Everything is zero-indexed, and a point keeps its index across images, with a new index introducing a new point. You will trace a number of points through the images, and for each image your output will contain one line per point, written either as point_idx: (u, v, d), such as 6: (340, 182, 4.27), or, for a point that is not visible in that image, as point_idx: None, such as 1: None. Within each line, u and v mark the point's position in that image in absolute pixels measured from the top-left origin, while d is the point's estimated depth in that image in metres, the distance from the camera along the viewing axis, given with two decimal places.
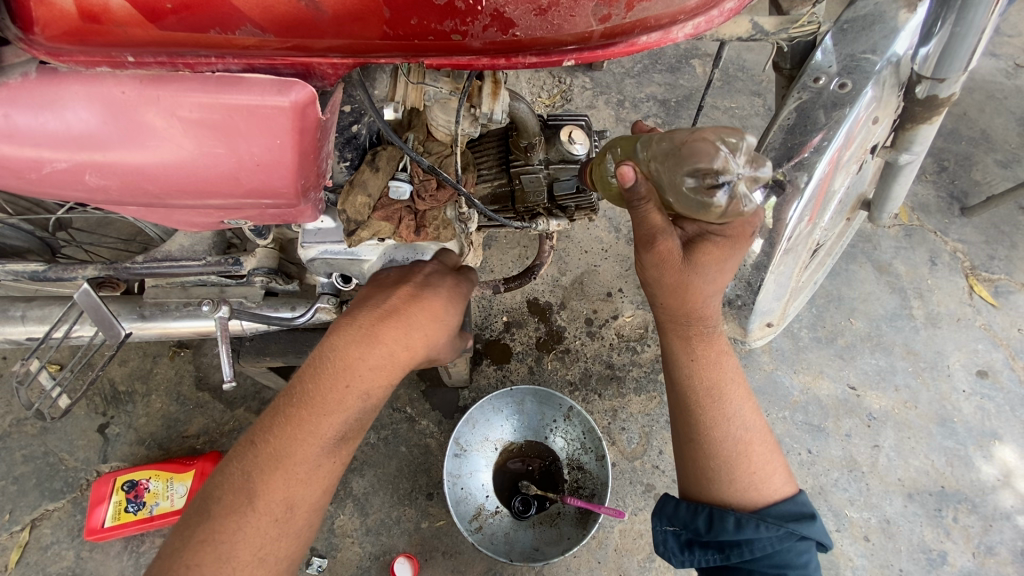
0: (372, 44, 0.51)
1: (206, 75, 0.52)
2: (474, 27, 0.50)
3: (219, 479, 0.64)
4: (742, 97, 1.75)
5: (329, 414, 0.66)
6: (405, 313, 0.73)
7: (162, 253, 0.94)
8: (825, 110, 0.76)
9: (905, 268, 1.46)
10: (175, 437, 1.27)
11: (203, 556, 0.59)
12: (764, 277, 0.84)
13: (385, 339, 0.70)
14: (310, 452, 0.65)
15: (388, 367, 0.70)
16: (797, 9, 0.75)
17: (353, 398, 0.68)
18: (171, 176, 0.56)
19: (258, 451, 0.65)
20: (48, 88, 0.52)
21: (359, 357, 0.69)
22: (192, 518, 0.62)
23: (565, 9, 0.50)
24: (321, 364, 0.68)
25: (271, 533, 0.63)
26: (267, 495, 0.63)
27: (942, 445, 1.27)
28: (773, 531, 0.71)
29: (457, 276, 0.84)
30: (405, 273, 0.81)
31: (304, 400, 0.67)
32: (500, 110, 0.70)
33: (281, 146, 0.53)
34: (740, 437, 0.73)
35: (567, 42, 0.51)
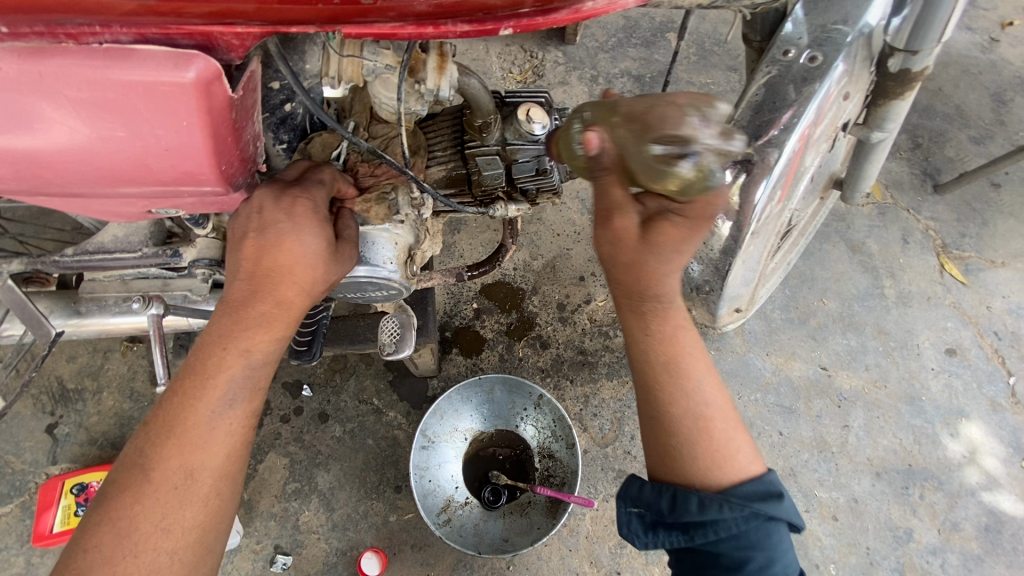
0: (279, 9, 0.44)
1: (92, 46, 0.45)
2: None
3: (121, 458, 0.60)
4: (717, 72, 1.70)
5: (210, 380, 0.60)
6: (265, 270, 0.61)
7: (95, 244, 0.87)
8: (795, 85, 0.72)
9: (877, 247, 1.45)
10: (129, 436, 1.22)
11: (104, 535, 0.56)
12: (733, 263, 0.82)
13: (259, 297, 0.61)
14: (199, 419, 0.59)
15: (267, 322, 0.62)
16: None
17: (233, 359, 0.60)
18: (70, 163, 0.51)
19: (150, 427, 0.60)
20: None
21: (235, 320, 0.61)
22: (95, 499, 0.58)
23: None
24: (199, 333, 0.62)
25: (172, 502, 0.57)
26: (159, 465, 0.58)
27: (910, 423, 1.28)
28: (738, 514, 0.66)
29: (306, 191, 0.64)
30: (235, 220, 0.62)
31: (186, 372, 0.61)
32: (447, 86, 0.64)
33: (189, 129, 0.47)
34: (701, 413, 0.70)
35: (499, 8, 0.44)
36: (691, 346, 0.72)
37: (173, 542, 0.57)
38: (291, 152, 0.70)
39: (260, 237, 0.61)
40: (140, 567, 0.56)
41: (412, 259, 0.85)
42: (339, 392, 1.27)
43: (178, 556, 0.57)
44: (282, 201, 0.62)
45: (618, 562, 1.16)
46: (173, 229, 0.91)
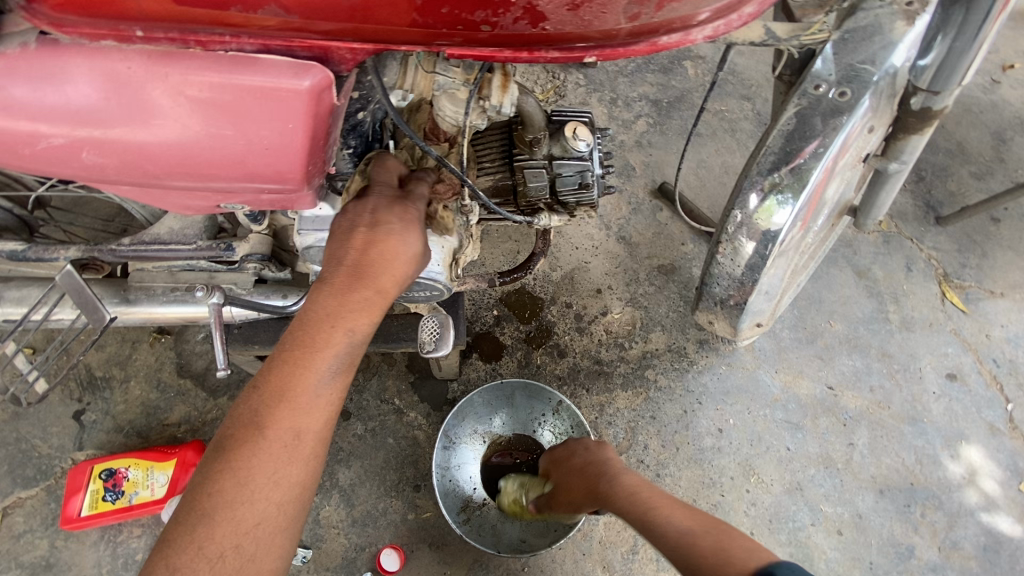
0: (398, 31, 0.48)
1: (219, 54, 0.50)
2: (504, 19, 0.48)
3: (229, 417, 0.63)
4: (731, 100, 1.78)
5: (320, 350, 0.65)
6: (371, 260, 0.69)
7: (151, 235, 0.91)
8: (823, 117, 0.78)
9: (882, 273, 1.52)
10: (155, 425, 1.24)
11: (225, 482, 0.59)
12: (758, 278, 0.88)
13: (364, 282, 0.68)
14: (309, 386, 0.64)
15: (369, 304, 0.69)
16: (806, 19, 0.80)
17: (340, 335, 0.67)
18: (172, 156, 0.55)
19: (261, 390, 0.63)
20: (48, 59, 0.51)
21: (343, 299, 0.67)
22: (209, 451, 0.61)
23: (597, 6, 0.47)
24: (309, 307, 0.67)
25: (284, 458, 0.61)
26: (276, 422, 0.62)
27: (912, 443, 1.33)
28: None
29: (405, 200, 0.73)
30: (352, 216, 0.71)
31: (297, 341, 0.66)
32: (509, 103, 0.70)
33: (292, 130, 0.52)
34: (682, 536, 0.73)
35: (592, 38, 0.49)
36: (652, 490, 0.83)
37: (282, 494, 0.61)
38: (357, 156, 0.77)
39: (371, 234, 0.70)
40: (254, 515, 0.59)
41: (456, 262, 0.90)
42: (361, 391, 1.30)
43: (285, 507, 0.62)
44: (394, 206, 0.72)
45: (630, 567, 1.19)
46: (224, 224, 0.95)
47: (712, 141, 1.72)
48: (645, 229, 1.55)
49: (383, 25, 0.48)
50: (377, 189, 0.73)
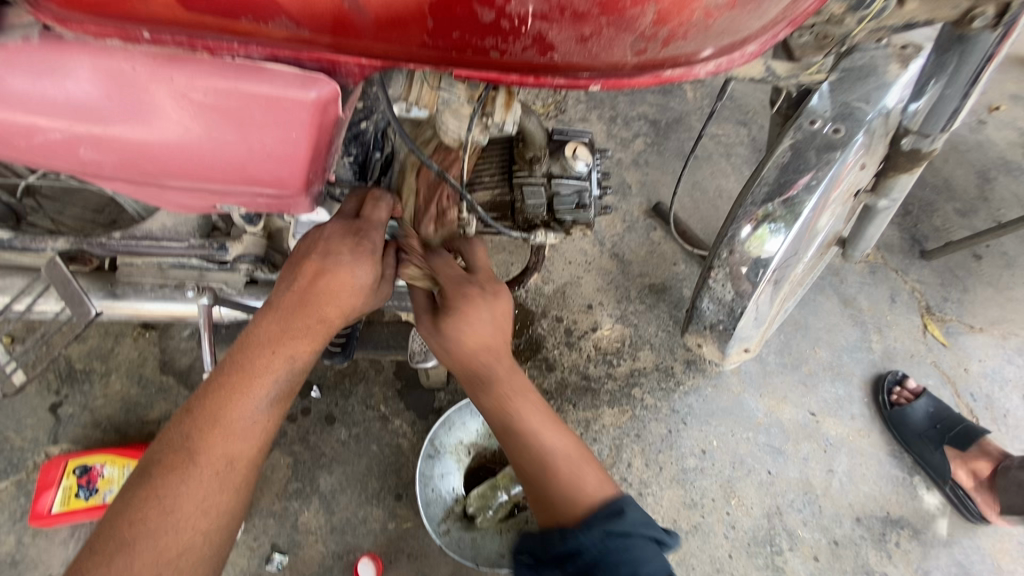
0: (409, 51, 0.47)
1: (227, 62, 0.48)
2: (513, 46, 0.47)
3: (161, 440, 0.63)
4: (728, 125, 1.80)
5: (257, 377, 0.65)
6: (315, 292, 0.69)
7: (143, 231, 0.90)
8: (817, 152, 0.80)
9: (867, 303, 1.54)
10: (134, 422, 1.22)
11: (149, 509, 0.58)
12: (747, 305, 0.89)
13: (308, 312, 0.68)
14: (244, 412, 0.64)
15: (312, 331, 0.69)
16: (808, 58, 0.74)
17: (280, 361, 0.66)
18: (173, 157, 0.56)
19: (195, 414, 0.63)
20: (50, 52, 0.50)
21: (285, 328, 0.68)
22: (137, 474, 0.61)
23: (606, 39, 0.46)
24: (251, 334, 0.67)
25: (214, 485, 0.61)
26: (208, 448, 0.62)
27: (890, 472, 1.35)
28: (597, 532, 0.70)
29: (365, 229, 0.72)
30: (307, 246, 0.70)
31: (234, 367, 0.66)
32: (511, 121, 0.72)
33: (295, 140, 0.53)
34: (535, 451, 0.77)
35: (598, 69, 0.48)
36: (523, 396, 0.80)
37: (209, 523, 0.61)
38: (357, 164, 0.78)
39: (321, 264, 0.69)
40: (179, 543, 0.58)
41: None
42: (347, 396, 1.29)
43: (210, 536, 0.61)
44: (356, 241, 0.70)
45: None
46: (218, 224, 0.95)
47: (707, 163, 1.74)
48: (638, 247, 1.57)
49: (394, 46, 0.47)
50: (337, 219, 0.72)
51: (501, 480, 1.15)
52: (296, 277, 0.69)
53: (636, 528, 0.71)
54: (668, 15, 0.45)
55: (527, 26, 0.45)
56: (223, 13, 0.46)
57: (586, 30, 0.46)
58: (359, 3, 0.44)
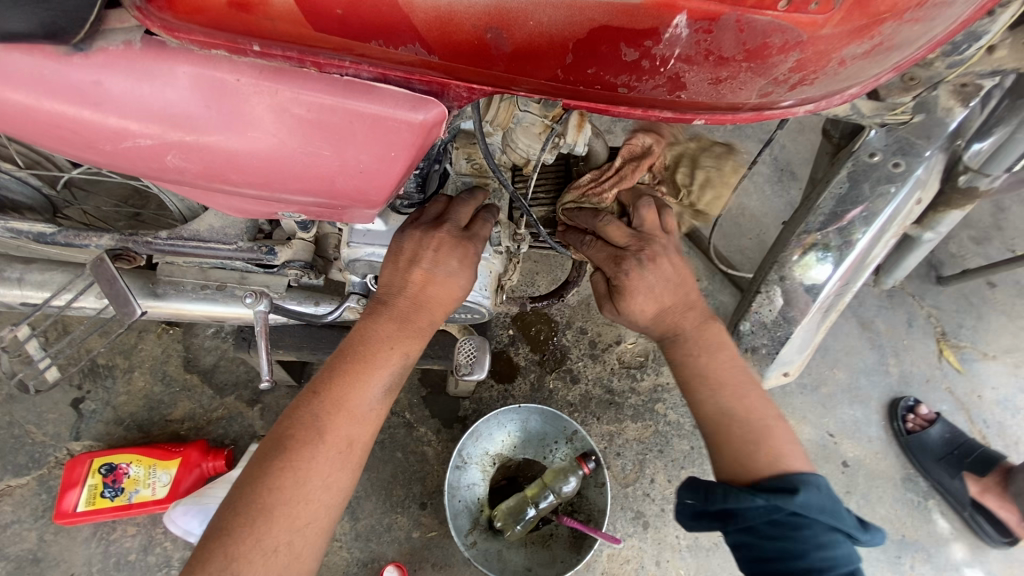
0: (537, 81, 0.48)
1: (335, 78, 0.48)
2: (645, 84, 0.48)
3: (289, 418, 0.68)
4: (751, 143, 1.81)
5: (378, 368, 0.71)
6: (425, 298, 0.73)
7: (190, 232, 0.89)
8: (871, 184, 0.81)
9: (885, 326, 1.57)
10: (157, 420, 1.20)
11: (285, 479, 0.63)
12: (792, 331, 0.90)
13: (422, 313, 0.74)
14: (365, 399, 0.70)
15: (422, 331, 0.74)
16: (893, 99, 0.68)
17: (396, 357, 0.72)
18: (261, 167, 0.55)
19: (322, 397, 0.69)
20: (151, 59, 0.49)
21: (400, 326, 0.73)
22: (269, 445, 0.66)
23: (738, 82, 0.48)
24: (368, 327, 0.73)
25: (339, 463, 0.66)
26: (333, 428, 0.67)
27: (905, 496, 1.37)
28: (764, 499, 0.61)
29: (468, 240, 0.75)
30: (415, 249, 0.73)
31: (355, 357, 0.71)
32: (581, 142, 0.72)
33: (392, 158, 0.53)
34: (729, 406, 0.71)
35: (719, 108, 0.50)
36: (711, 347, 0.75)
37: (333, 497, 0.66)
38: (421, 178, 0.76)
39: (431, 270, 0.72)
40: (309, 513, 0.64)
41: (501, 288, 0.91)
42: None
43: (332, 511, 0.66)
44: (460, 249, 0.74)
45: None
46: (264, 227, 0.94)
47: None
48: None
49: (521, 72, 0.48)
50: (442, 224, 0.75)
51: (529, 495, 1.16)
52: (409, 278, 0.73)
53: (814, 512, 0.61)
54: (806, 63, 0.47)
55: (666, 67, 0.47)
56: (350, 34, 0.46)
57: (723, 73, 0.47)
58: (502, 36, 0.45)
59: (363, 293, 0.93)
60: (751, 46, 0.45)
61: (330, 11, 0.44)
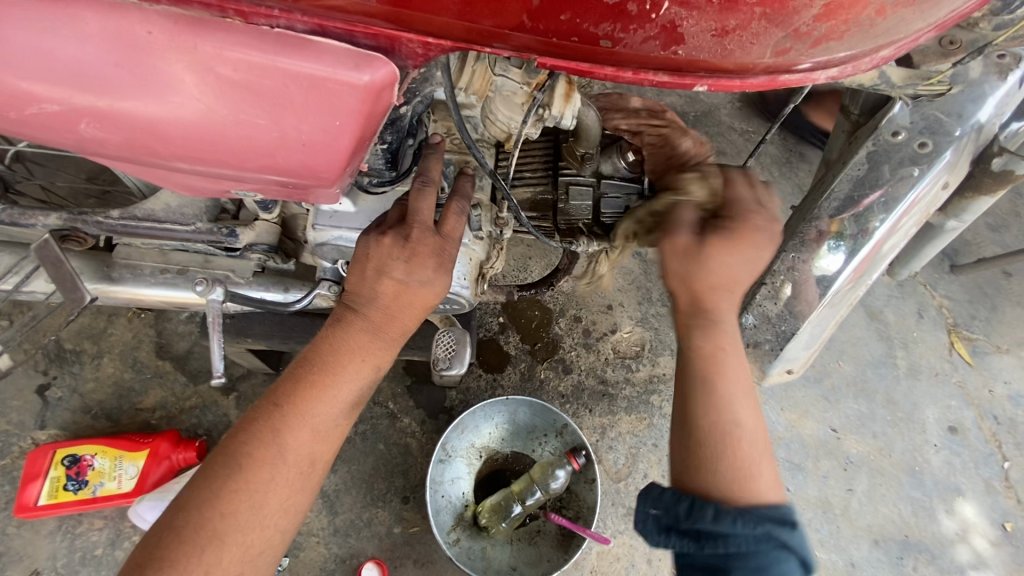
0: (501, 31, 0.40)
1: (265, 31, 0.41)
2: (633, 36, 0.40)
3: (244, 432, 0.61)
4: (759, 122, 1.71)
5: (347, 382, 0.65)
6: (400, 306, 0.66)
7: (145, 211, 0.81)
8: (892, 166, 0.73)
9: (894, 316, 1.49)
10: (127, 409, 1.14)
11: (238, 503, 0.58)
12: (800, 326, 0.82)
13: (398, 323, 0.67)
14: (332, 415, 0.64)
15: (397, 341, 0.68)
16: (929, 66, 0.63)
17: (368, 369, 0.66)
18: (189, 139, 0.47)
19: (284, 411, 0.62)
20: (45, 4, 0.41)
21: (373, 336, 0.66)
22: (218, 461, 0.60)
23: (748, 36, 0.40)
24: (337, 335, 0.65)
25: (298, 485, 0.62)
26: (294, 447, 0.61)
27: (910, 494, 1.31)
28: (747, 527, 0.51)
29: (440, 241, 0.67)
30: (382, 258, 0.65)
31: (324, 368, 0.64)
32: (570, 115, 0.62)
33: (338, 129, 0.45)
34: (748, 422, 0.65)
35: (727, 69, 0.41)
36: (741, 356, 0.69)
37: (290, 518, 0.61)
38: (390, 153, 0.66)
39: (401, 280, 0.65)
40: (263, 536, 0.59)
41: (482, 277, 0.83)
42: None
43: (287, 531, 0.62)
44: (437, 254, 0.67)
45: None
46: (228, 207, 0.86)
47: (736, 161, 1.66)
48: None
49: (481, 21, 0.40)
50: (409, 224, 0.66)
51: (515, 491, 1.11)
52: (378, 286, 0.65)
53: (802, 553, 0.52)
54: (834, 9, 0.40)
55: (659, 13, 0.38)
56: None
57: (730, 22, 0.39)
58: None
59: (335, 280, 0.85)
60: None
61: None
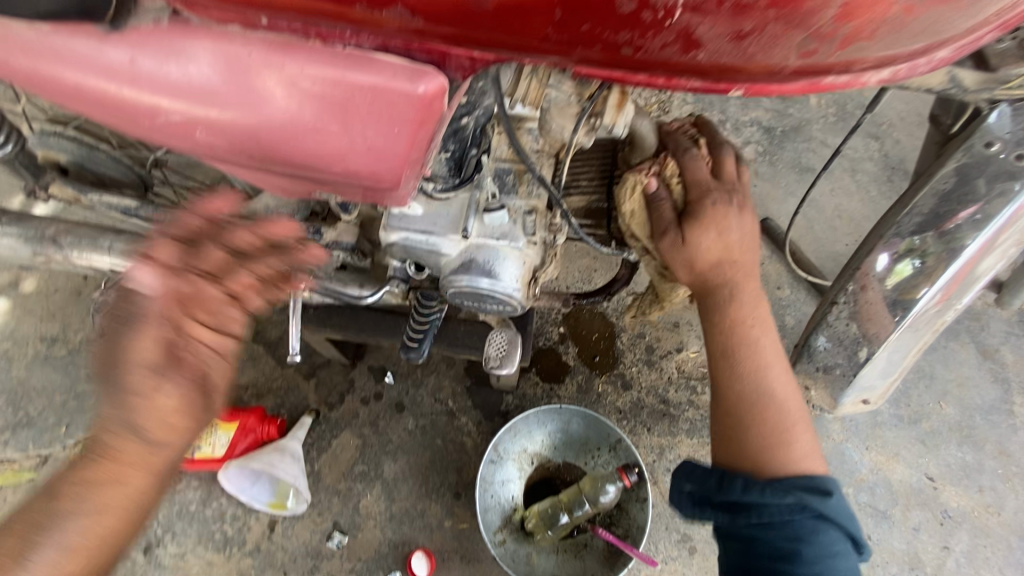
0: (531, 44, 0.45)
1: (337, 50, 0.48)
2: (652, 42, 0.42)
3: (46, 532, 0.63)
4: (857, 137, 1.59)
5: (65, 507, 0.65)
6: (122, 446, 0.67)
7: (249, 211, 0.95)
8: (988, 180, 0.68)
9: (1014, 357, 1.31)
10: (225, 385, 1.30)
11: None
12: (874, 352, 0.77)
13: (121, 458, 0.67)
14: (65, 540, 0.63)
15: (116, 477, 0.66)
16: None
17: (84, 502, 0.65)
18: (278, 146, 0.55)
19: (39, 515, 0.64)
20: (176, 35, 0.50)
21: (109, 466, 0.66)
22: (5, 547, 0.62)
23: (768, 38, 0.41)
24: (88, 457, 0.67)
25: None
26: (73, 508, 0.65)
27: (1020, 561, 1.15)
28: (794, 497, 0.59)
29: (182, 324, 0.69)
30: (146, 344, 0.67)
31: (66, 483, 0.66)
32: (622, 124, 0.66)
33: (398, 135, 0.51)
34: (764, 393, 0.66)
35: (749, 71, 0.44)
36: (762, 326, 0.69)
37: None
38: (454, 161, 0.72)
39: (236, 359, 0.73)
40: None
41: (535, 280, 0.87)
42: (418, 386, 1.29)
43: None
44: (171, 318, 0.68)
45: None
46: (316, 209, 0.97)
47: (827, 179, 1.55)
48: None
49: (509, 39, 0.45)
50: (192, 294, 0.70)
51: (563, 500, 1.10)
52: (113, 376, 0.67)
53: (842, 521, 0.59)
54: (855, 10, 0.40)
55: (674, 19, 0.41)
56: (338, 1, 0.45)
57: (746, 26, 0.41)
58: None
59: (403, 279, 0.91)
60: None
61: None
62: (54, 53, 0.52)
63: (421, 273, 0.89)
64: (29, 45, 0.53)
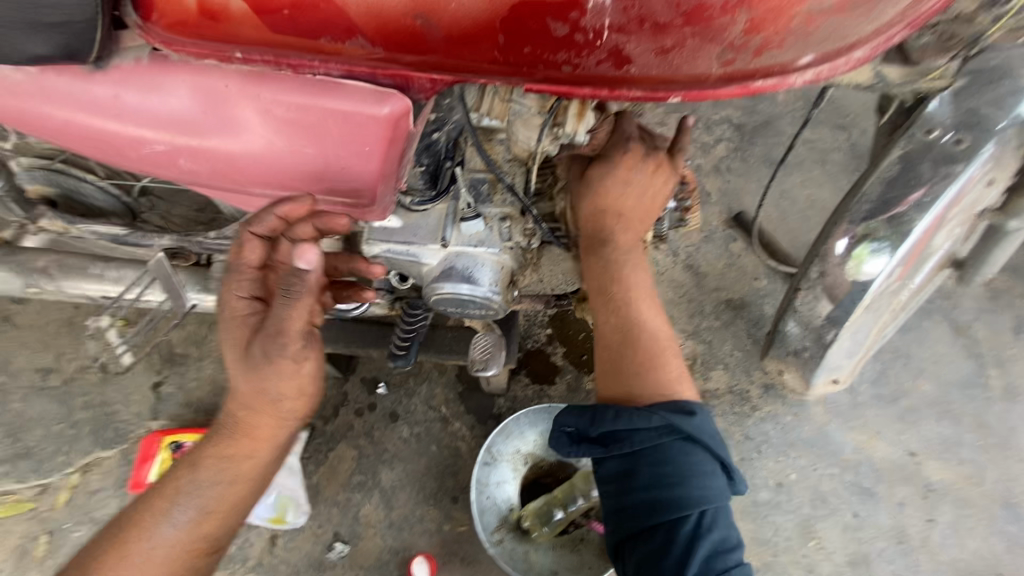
0: (478, 66, 0.49)
1: (308, 79, 0.51)
2: (587, 60, 0.48)
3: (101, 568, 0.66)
4: (824, 129, 1.64)
5: None
6: None
7: (234, 231, 0.97)
8: (933, 164, 0.71)
9: (986, 332, 1.35)
10: (221, 405, 1.32)
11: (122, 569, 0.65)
12: (837, 333, 0.80)
13: None
14: None
15: None
16: (928, 61, 0.65)
17: None
18: (257, 168, 0.59)
19: None
20: (155, 70, 0.53)
21: None
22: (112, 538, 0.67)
23: (689, 51, 0.47)
24: None
25: None
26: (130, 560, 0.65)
27: (1004, 529, 1.19)
28: (661, 420, 0.67)
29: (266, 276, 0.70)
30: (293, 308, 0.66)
31: None
32: (583, 131, 0.69)
33: (369, 153, 0.55)
34: (637, 324, 0.76)
35: (679, 81, 0.48)
36: (640, 275, 0.77)
37: None
38: (429, 174, 0.77)
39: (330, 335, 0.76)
40: None
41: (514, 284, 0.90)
42: (411, 395, 1.31)
43: None
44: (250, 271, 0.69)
45: None
46: None
47: (797, 171, 1.61)
48: (715, 260, 1.50)
49: (464, 62, 0.48)
50: (253, 273, 0.70)
51: (557, 497, 1.12)
52: (241, 298, 0.69)
53: (706, 438, 0.69)
54: (763, 22, 0.46)
55: (603, 39, 0.46)
56: (304, 34, 0.48)
57: (668, 42, 0.46)
58: (433, 20, 0.46)
59: (389, 289, 0.94)
60: (687, 8, 0.45)
61: (279, 11, 0.48)
62: (41, 91, 0.55)
63: (405, 282, 0.90)
64: (15, 85, 0.56)
